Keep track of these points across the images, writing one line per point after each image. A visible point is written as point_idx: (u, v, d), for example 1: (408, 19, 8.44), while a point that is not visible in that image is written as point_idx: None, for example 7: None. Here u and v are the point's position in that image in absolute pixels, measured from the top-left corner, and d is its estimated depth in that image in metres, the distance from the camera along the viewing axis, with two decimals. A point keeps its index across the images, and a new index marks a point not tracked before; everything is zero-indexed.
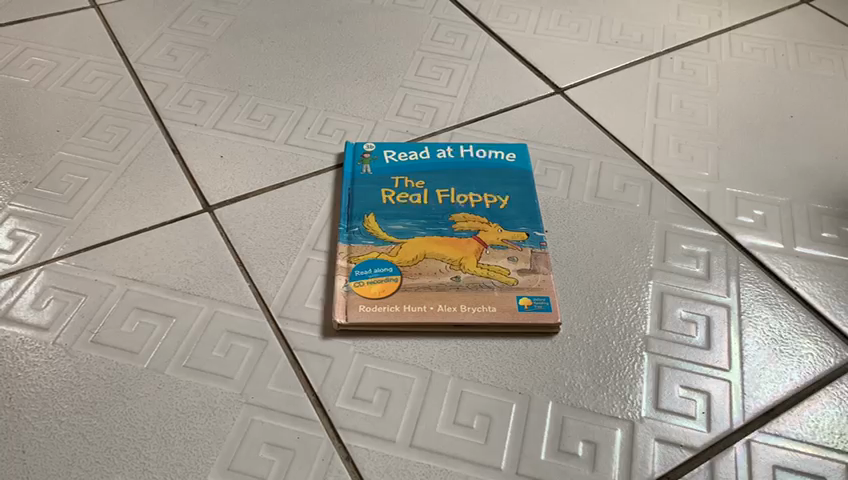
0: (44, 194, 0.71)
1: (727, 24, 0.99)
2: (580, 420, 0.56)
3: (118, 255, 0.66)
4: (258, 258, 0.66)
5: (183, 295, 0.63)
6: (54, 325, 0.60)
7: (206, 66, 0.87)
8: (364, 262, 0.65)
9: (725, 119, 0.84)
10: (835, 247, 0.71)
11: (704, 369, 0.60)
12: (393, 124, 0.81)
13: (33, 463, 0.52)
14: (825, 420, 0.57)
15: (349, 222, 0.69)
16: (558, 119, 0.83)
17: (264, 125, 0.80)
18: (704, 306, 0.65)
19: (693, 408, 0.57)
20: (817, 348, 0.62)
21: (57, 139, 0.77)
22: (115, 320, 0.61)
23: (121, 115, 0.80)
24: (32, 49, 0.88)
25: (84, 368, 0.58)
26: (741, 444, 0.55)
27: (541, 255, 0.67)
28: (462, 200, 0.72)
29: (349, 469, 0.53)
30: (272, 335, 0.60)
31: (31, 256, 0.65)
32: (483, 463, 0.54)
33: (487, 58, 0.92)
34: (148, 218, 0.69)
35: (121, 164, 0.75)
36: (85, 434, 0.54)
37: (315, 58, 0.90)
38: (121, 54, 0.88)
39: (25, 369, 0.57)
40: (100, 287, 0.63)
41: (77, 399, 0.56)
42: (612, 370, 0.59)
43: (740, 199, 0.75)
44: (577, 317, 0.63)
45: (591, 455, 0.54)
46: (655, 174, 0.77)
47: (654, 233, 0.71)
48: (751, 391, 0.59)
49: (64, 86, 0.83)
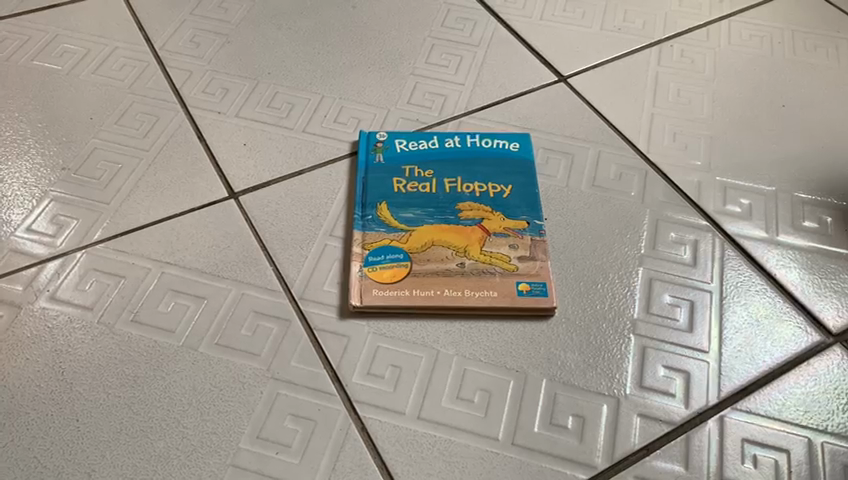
0: (82, 180, 0.77)
1: (726, 10, 1.03)
2: (571, 396, 0.63)
3: (152, 239, 0.72)
4: (280, 244, 0.72)
5: (213, 278, 0.69)
6: (97, 305, 0.67)
7: (227, 53, 0.92)
8: (377, 248, 0.71)
9: (720, 109, 0.89)
10: (814, 235, 0.76)
11: (685, 351, 0.66)
12: (405, 112, 0.86)
13: (86, 430, 0.59)
14: (792, 399, 0.63)
15: (363, 210, 0.75)
16: (561, 108, 0.88)
17: (283, 114, 0.85)
18: (689, 292, 0.70)
19: (673, 387, 0.64)
20: (792, 332, 0.68)
21: (91, 126, 0.82)
22: (152, 301, 0.67)
23: (150, 103, 0.85)
24: (63, 36, 0.93)
25: (127, 344, 0.64)
26: (715, 420, 0.62)
27: (540, 242, 0.73)
28: (468, 189, 0.77)
29: (364, 438, 0.59)
30: (294, 316, 0.67)
31: (73, 240, 0.72)
32: (482, 434, 0.60)
33: (494, 45, 0.96)
34: (178, 204, 0.75)
35: (151, 151, 0.80)
36: (131, 405, 0.61)
37: (330, 46, 0.94)
38: (147, 41, 0.93)
39: (74, 345, 0.64)
40: (137, 270, 0.69)
41: (122, 373, 0.62)
42: (602, 351, 0.66)
43: (729, 188, 0.80)
44: (571, 302, 0.69)
45: (579, 428, 0.61)
46: (650, 163, 0.82)
47: (646, 221, 0.76)
48: (728, 371, 0.65)
49: (95, 73, 0.88)
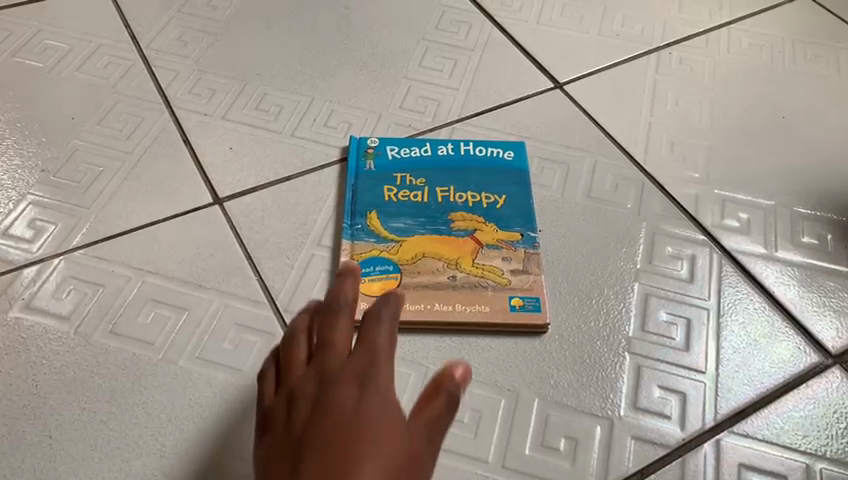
0: (61, 183, 0.74)
1: (727, 17, 1.01)
2: (564, 416, 0.61)
3: (133, 246, 0.70)
4: (266, 253, 0.70)
5: (196, 288, 0.67)
6: (74, 314, 0.64)
7: (215, 52, 0.90)
8: (366, 259, 0.69)
9: (718, 119, 0.87)
10: (814, 252, 0.74)
11: (681, 370, 0.64)
12: (397, 118, 0.84)
13: (59, 448, 0.57)
14: (790, 422, 0.62)
15: (353, 219, 0.72)
16: (557, 115, 0.86)
17: (271, 116, 0.83)
18: (686, 309, 0.69)
19: (668, 408, 0.62)
20: (790, 352, 0.66)
21: (72, 126, 0.80)
22: (131, 311, 0.65)
23: (134, 103, 0.83)
24: (46, 32, 0.90)
25: (104, 357, 0.62)
26: (711, 443, 0.60)
27: (534, 255, 0.71)
28: (460, 198, 0.75)
29: None
30: (278, 329, 0.64)
31: (51, 246, 0.69)
32: (471, 456, 0.58)
33: (489, 49, 0.94)
34: (161, 210, 0.73)
35: (134, 153, 0.78)
36: (107, 421, 0.58)
37: (321, 46, 0.92)
38: (132, 38, 0.90)
39: (49, 358, 0.61)
40: (117, 278, 0.67)
41: (98, 387, 0.60)
42: (595, 370, 0.64)
43: (727, 202, 0.78)
44: (565, 318, 0.67)
45: (572, 450, 0.59)
46: (647, 174, 0.80)
47: (642, 235, 0.74)
48: (725, 392, 0.63)
49: (78, 71, 0.86)
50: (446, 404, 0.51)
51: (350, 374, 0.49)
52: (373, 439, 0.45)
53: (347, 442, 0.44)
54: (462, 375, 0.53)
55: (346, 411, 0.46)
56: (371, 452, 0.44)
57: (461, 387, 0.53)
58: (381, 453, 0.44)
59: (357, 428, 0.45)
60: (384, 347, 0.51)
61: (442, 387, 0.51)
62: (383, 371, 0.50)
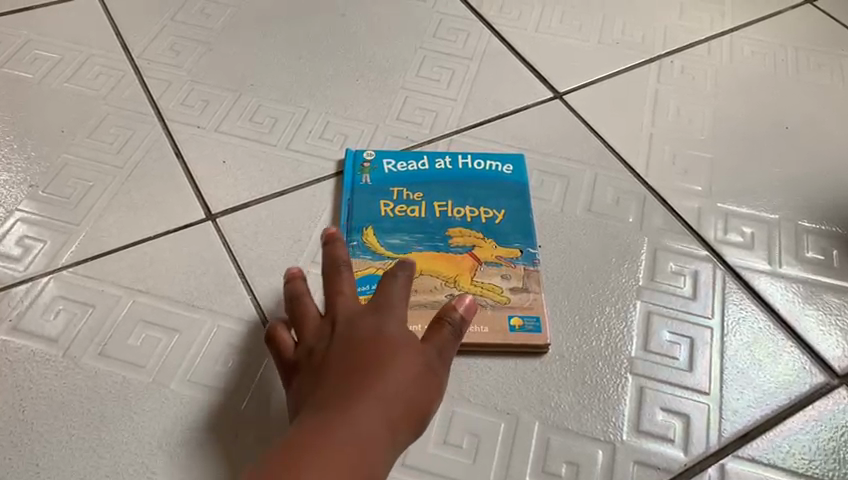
0: (50, 198, 0.73)
1: (729, 24, 0.99)
2: (565, 441, 0.59)
3: (123, 265, 0.68)
4: (260, 271, 0.68)
5: (188, 308, 0.65)
6: (63, 337, 0.63)
7: (208, 62, 0.88)
8: (362, 277, 0.67)
9: (721, 130, 0.85)
10: (819, 267, 0.73)
11: (685, 392, 0.63)
12: (393, 129, 0.82)
13: (47, 476, 0.55)
14: (796, 445, 0.60)
15: (348, 235, 0.71)
16: (557, 127, 0.84)
17: (265, 129, 0.81)
18: (690, 327, 0.67)
19: (672, 431, 0.60)
20: (795, 371, 0.65)
21: (62, 139, 0.78)
22: (122, 333, 0.63)
23: (125, 115, 0.81)
24: (35, 42, 0.88)
25: (93, 381, 0.60)
26: (716, 468, 0.59)
27: (534, 273, 0.69)
28: (458, 213, 0.73)
29: None
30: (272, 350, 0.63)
31: (39, 264, 0.67)
32: None
33: (488, 57, 0.92)
34: (152, 226, 0.71)
35: (125, 168, 0.76)
36: (96, 449, 0.57)
37: (316, 56, 0.90)
38: (123, 48, 0.89)
39: (37, 382, 0.60)
40: (107, 298, 0.65)
41: (87, 412, 0.58)
42: (597, 392, 0.62)
43: (730, 215, 0.77)
44: (566, 338, 0.66)
45: (572, 476, 0.58)
46: (649, 187, 0.79)
47: (644, 250, 0.73)
48: (729, 414, 0.62)
49: (68, 82, 0.84)
50: (452, 333, 0.56)
51: (364, 319, 0.55)
52: (389, 360, 0.52)
53: (366, 368, 0.51)
54: (467, 303, 0.58)
55: (362, 344, 0.53)
56: (387, 368, 0.51)
57: (468, 315, 0.58)
58: (398, 372, 0.51)
59: (373, 354, 0.52)
60: (396, 296, 0.56)
61: (444, 321, 0.56)
62: (396, 314, 0.55)
